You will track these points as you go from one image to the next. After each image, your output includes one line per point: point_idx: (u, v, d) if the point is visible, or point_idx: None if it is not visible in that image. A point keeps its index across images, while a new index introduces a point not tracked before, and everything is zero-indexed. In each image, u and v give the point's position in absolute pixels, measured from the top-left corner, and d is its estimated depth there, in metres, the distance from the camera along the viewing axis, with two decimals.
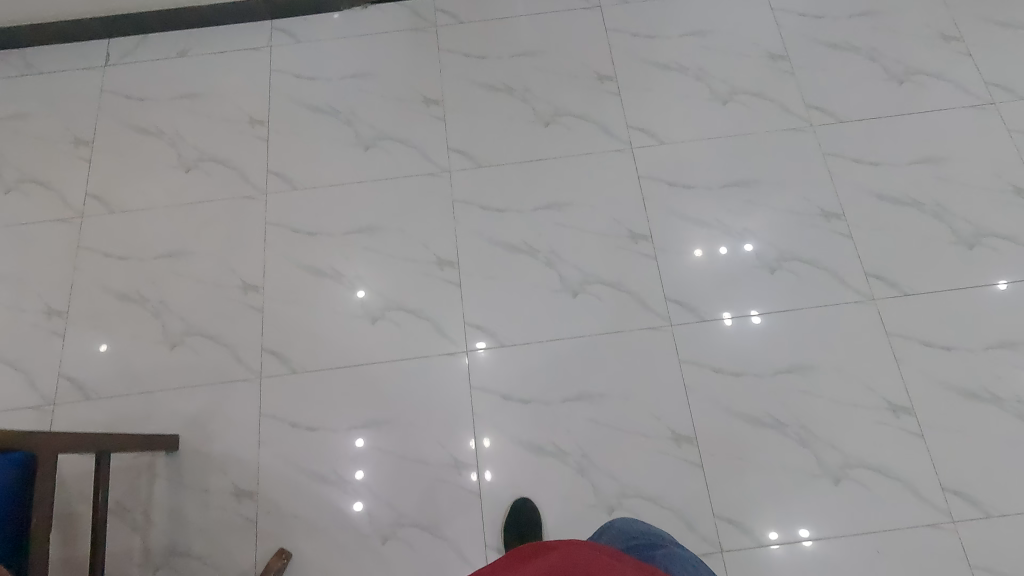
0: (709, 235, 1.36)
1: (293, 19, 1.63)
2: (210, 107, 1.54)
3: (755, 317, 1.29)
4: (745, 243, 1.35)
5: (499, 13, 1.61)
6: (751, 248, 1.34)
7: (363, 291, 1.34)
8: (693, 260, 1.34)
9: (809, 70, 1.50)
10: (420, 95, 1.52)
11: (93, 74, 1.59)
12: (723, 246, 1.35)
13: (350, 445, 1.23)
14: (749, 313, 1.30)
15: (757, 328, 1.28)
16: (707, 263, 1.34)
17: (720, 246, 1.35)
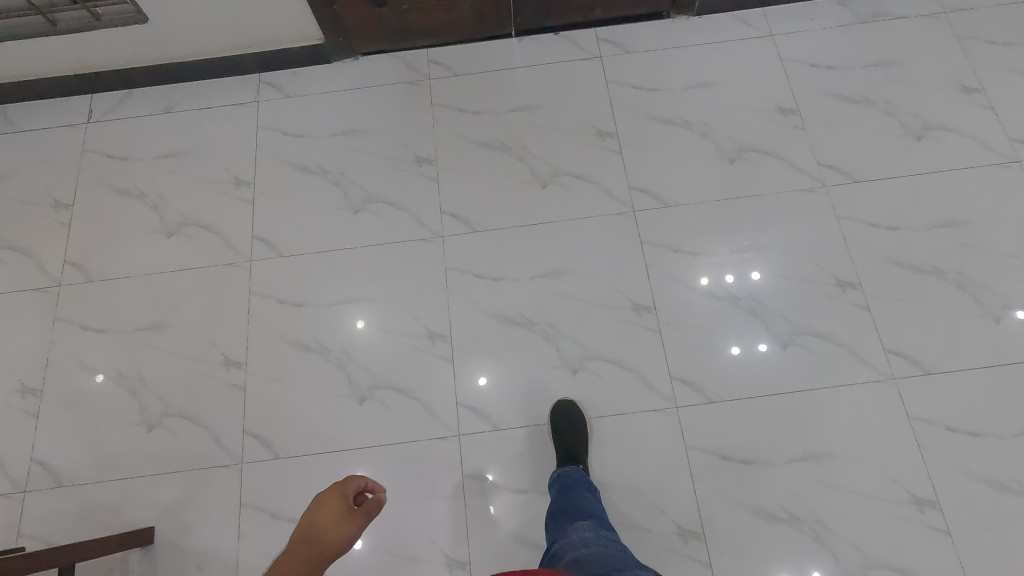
0: (714, 263, 1.31)
1: (282, 72, 1.57)
2: (193, 167, 1.48)
3: (762, 347, 1.24)
4: (752, 270, 1.31)
5: (496, 64, 1.54)
6: (758, 275, 1.29)
7: (361, 322, 1.31)
8: (699, 290, 1.29)
9: (821, 124, 1.42)
10: (412, 153, 1.46)
11: (75, 132, 1.53)
12: (729, 274, 1.30)
13: None
14: (757, 344, 1.25)
15: (764, 358, 1.24)
16: (714, 294, 1.29)
17: (727, 274, 1.30)
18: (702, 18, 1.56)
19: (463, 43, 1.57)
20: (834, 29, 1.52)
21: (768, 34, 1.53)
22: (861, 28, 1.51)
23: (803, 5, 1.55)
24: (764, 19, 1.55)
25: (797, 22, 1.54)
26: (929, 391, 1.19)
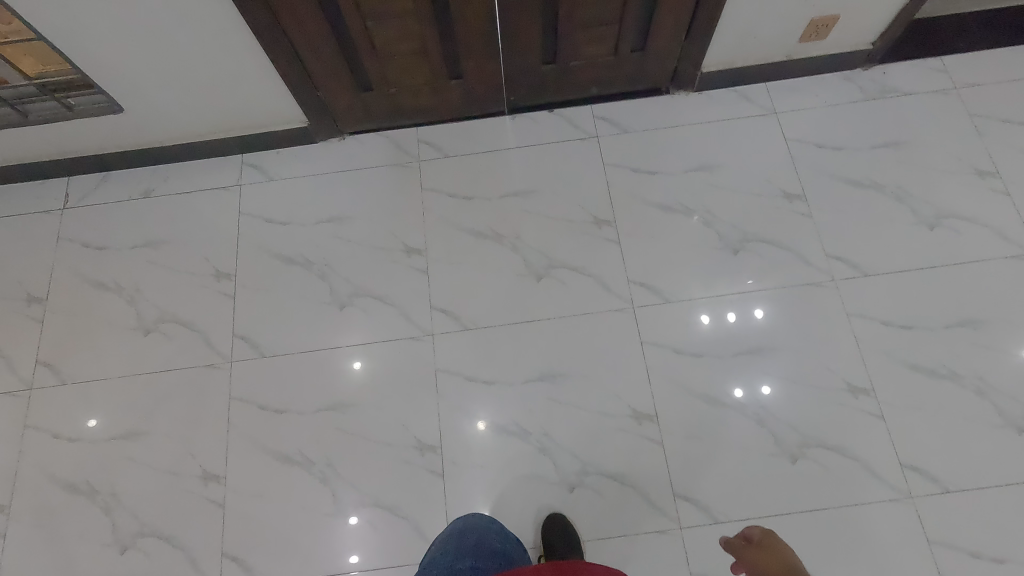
0: (716, 302, 1.29)
1: (266, 153, 1.51)
2: (172, 257, 1.42)
3: (766, 389, 1.22)
4: (755, 309, 1.29)
5: (488, 145, 1.48)
6: (762, 314, 1.28)
7: (359, 363, 1.29)
8: (701, 329, 1.27)
9: (828, 211, 1.36)
10: (401, 242, 1.40)
11: (49, 219, 1.47)
12: (732, 312, 1.28)
13: (344, 527, 1.19)
14: (760, 385, 1.23)
15: (768, 401, 1.22)
16: (716, 334, 1.27)
17: (729, 312, 1.29)
18: (703, 94, 1.50)
19: (454, 122, 1.51)
20: (840, 107, 1.46)
21: (771, 111, 1.47)
22: (868, 107, 1.45)
23: (808, 80, 1.49)
24: (767, 95, 1.49)
25: (802, 99, 1.48)
26: (948, 512, 1.12)
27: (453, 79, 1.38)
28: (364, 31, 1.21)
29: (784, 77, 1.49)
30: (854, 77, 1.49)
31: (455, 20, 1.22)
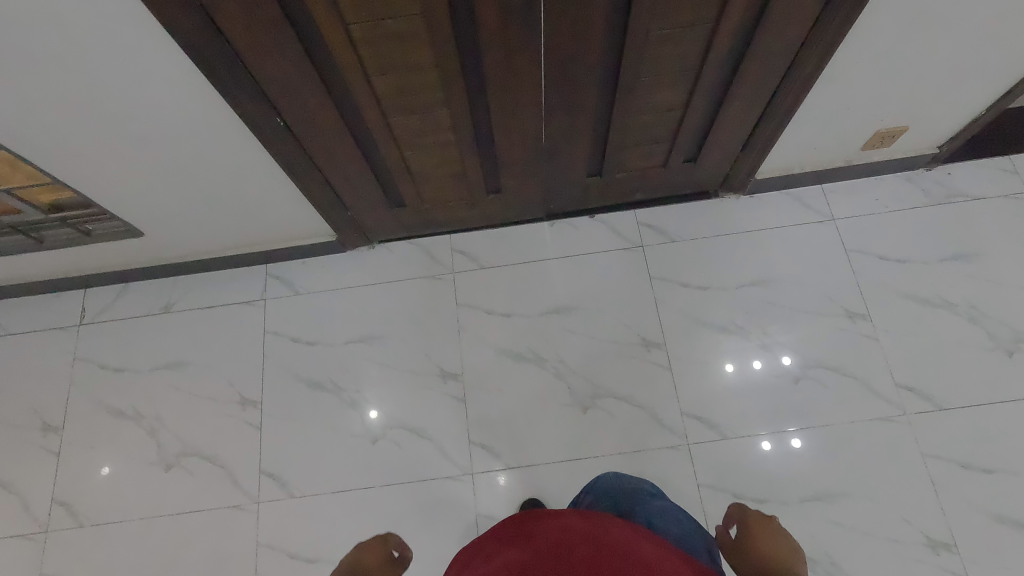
0: (740, 349, 1.28)
1: (292, 263, 1.43)
2: (194, 381, 1.34)
3: (795, 443, 1.20)
4: (782, 355, 1.27)
5: (526, 254, 1.40)
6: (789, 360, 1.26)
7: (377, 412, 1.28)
8: (727, 382, 1.25)
9: (896, 334, 1.26)
10: (437, 366, 1.31)
11: (65, 336, 1.40)
12: (758, 360, 1.26)
13: None
14: (790, 440, 1.20)
15: (799, 458, 1.19)
16: (743, 389, 1.25)
17: (754, 360, 1.27)
18: (754, 197, 1.41)
19: (489, 228, 1.43)
20: (903, 212, 1.36)
21: (829, 217, 1.37)
22: (934, 213, 1.36)
23: (866, 182, 1.40)
24: (823, 199, 1.39)
25: (862, 203, 1.38)
26: None
27: (491, 194, 1.29)
28: (401, 162, 1.13)
29: (841, 179, 1.40)
30: (917, 178, 1.39)
31: (498, 149, 1.13)
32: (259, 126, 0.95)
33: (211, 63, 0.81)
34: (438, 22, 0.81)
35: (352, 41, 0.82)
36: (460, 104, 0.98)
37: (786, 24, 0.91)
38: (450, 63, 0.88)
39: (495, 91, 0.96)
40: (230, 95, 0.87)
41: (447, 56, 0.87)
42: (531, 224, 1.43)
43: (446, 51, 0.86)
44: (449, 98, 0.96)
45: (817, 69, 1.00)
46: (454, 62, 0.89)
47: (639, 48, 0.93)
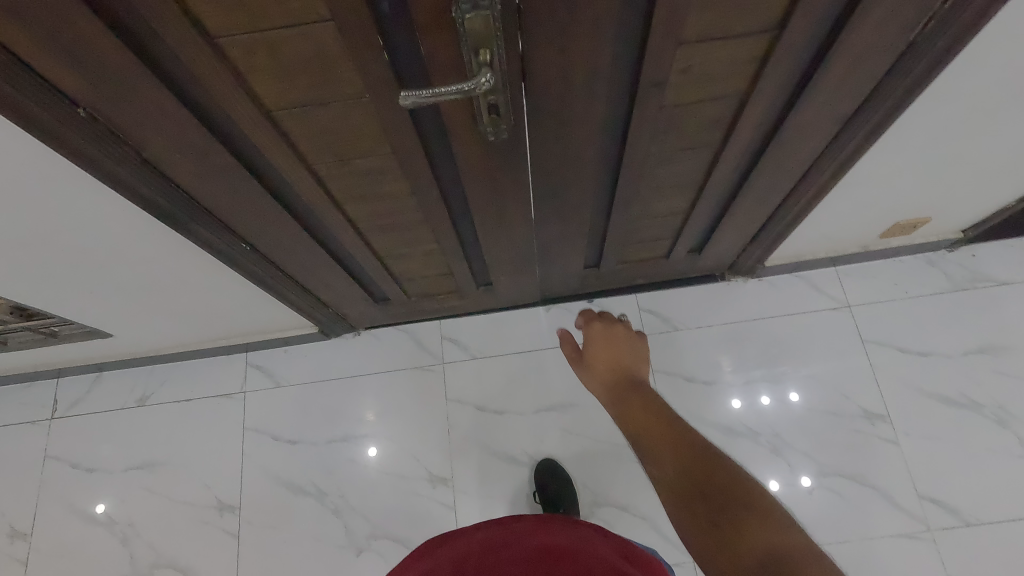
0: (746, 385, 1.24)
1: (274, 351, 1.36)
2: (170, 483, 1.27)
3: (805, 480, 1.17)
4: (790, 392, 1.23)
5: (521, 343, 1.32)
6: (796, 397, 1.22)
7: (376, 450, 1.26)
8: (731, 417, 1.22)
9: (918, 437, 1.17)
10: (426, 469, 1.24)
11: (36, 431, 1.33)
12: (765, 396, 1.23)
13: None
14: (801, 480, 1.17)
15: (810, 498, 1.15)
16: (745, 423, 1.21)
17: (762, 395, 1.23)
18: (763, 280, 1.32)
19: (482, 313, 1.35)
20: (924, 298, 1.27)
21: (845, 303, 1.28)
22: (959, 299, 1.26)
23: (884, 263, 1.31)
24: (838, 283, 1.30)
25: (880, 288, 1.29)
26: None
27: (481, 288, 1.21)
28: (382, 269, 1.04)
29: (856, 261, 1.31)
30: (939, 260, 1.29)
31: (486, 256, 1.04)
32: (221, 251, 0.87)
33: (161, 206, 0.72)
34: (410, 159, 0.72)
35: (316, 175, 0.74)
36: (442, 222, 0.89)
37: (803, 144, 0.81)
38: (427, 191, 0.80)
39: (478, 213, 0.87)
40: (187, 229, 0.79)
41: (423, 185, 0.78)
42: (526, 309, 1.35)
43: (422, 181, 0.77)
44: (430, 217, 0.88)
45: (830, 180, 0.91)
46: (432, 190, 0.80)
47: (637, 175, 0.83)
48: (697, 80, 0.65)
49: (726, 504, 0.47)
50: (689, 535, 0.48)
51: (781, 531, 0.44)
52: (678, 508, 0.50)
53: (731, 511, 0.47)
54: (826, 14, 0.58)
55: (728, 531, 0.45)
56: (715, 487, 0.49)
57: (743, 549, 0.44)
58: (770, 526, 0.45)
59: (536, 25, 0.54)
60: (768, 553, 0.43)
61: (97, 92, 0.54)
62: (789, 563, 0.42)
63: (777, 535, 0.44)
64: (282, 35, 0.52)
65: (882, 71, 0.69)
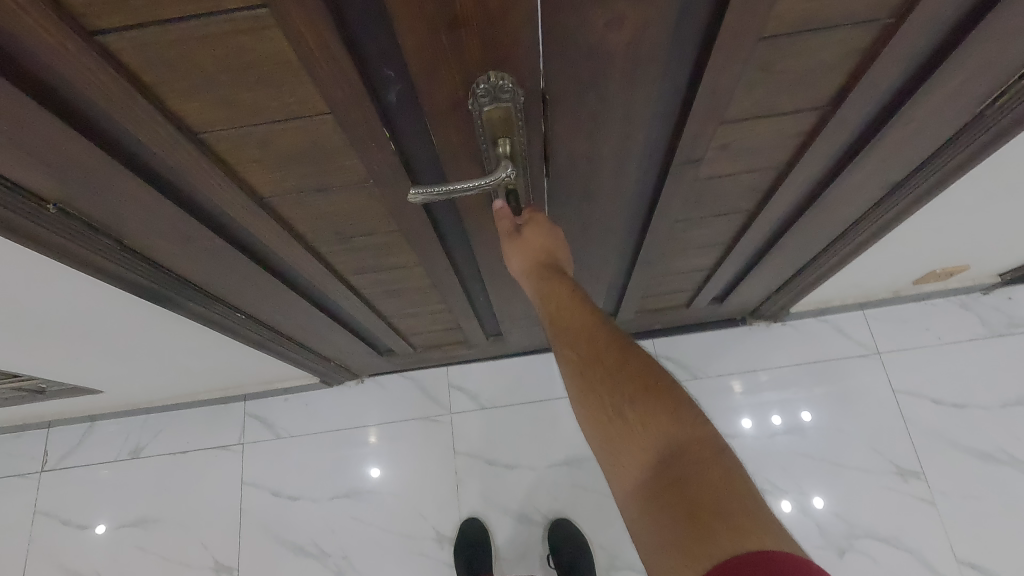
0: (755, 403, 1.21)
1: (274, 400, 1.30)
2: (166, 542, 1.21)
3: (817, 501, 1.13)
4: (802, 411, 1.20)
5: (533, 392, 1.27)
6: (808, 417, 1.19)
7: (377, 471, 1.23)
8: (741, 434, 1.18)
9: (955, 496, 1.11)
10: (434, 528, 1.18)
11: (23, 486, 1.26)
12: (776, 415, 1.19)
13: None
14: (811, 500, 1.13)
15: (821, 518, 1.12)
16: (759, 444, 1.18)
17: (773, 415, 1.20)
18: (787, 325, 1.27)
19: (491, 359, 1.30)
20: (957, 345, 1.21)
21: (874, 350, 1.23)
22: (994, 346, 1.20)
23: (914, 307, 1.25)
24: (866, 327, 1.25)
25: (910, 334, 1.23)
26: None
27: (491, 339, 1.15)
28: (387, 327, 0.98)
29: (883, 304, 1.26)
30: (972, 304, 1.24)
31: (497, 314, 0.98)
32: (213, 322, 0.81)
33: (145, 285, 0.66)
34: (418, 234, 0.66)
35: (314, 250, 0.68)
36: (451, 287, 0.84)
37: (843, 208, 0.75)
38: (436, 261, 0.74)
39: (490, 278, 0.82)
40: (176, 304, 0.73)
41: (432, 256, 0.73)
42: (537, 355, 1.30)
43: (431, 253, 0.72)
44: (438, 283, 0.82)
45: (867, 239, 0.86)
46: (442, 260, 0.74)
47: (663, 242, 0.78)
48: (735, 155, 0.59)
49: (640, 402, 0.46)
50: (597, 430, 0.47)
51: (689, 426, 0.45)
52: (592, 408, 0.48)
53: (645, 410, 0.46)
54: (887, 91, 0.52)
55: (639, 427, 0.45)
56: (628, 385, 0.47)
57: (651, 445, 0.44)
58: (680, 420, 0.45)
59: (563, 115, 0.48)
60: (676, 447, 0.44)
61: (68, 188, 0.48)
62: (697, 457, 0.43)
63: (686, 430, 0.44)
64: (275, 128, 0.46)
65: (938, 141, 0.62)
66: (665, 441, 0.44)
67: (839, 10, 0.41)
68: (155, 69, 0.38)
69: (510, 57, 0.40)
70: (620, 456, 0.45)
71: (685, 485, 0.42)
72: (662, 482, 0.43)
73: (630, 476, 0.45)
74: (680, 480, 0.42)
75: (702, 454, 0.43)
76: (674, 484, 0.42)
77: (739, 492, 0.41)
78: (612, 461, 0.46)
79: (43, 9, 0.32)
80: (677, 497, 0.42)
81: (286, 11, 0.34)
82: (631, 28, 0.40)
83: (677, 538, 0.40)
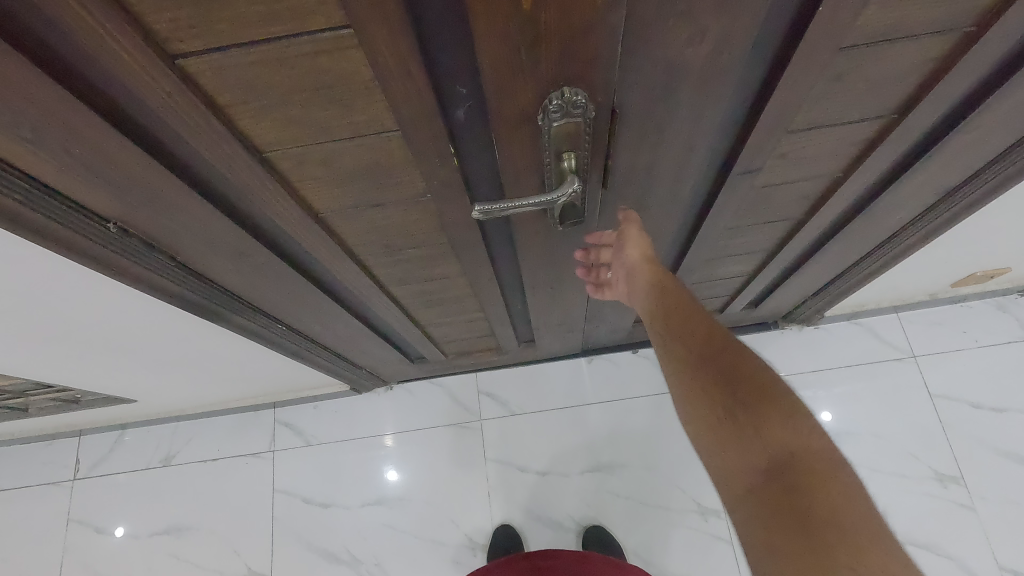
0: None
1: (303, 407, 1.31)
2: (199, 549, 1.22)
3: None
4: (822, 411, 1.19)
5: (563, 398, 1.26)
6: (829, 417, 1.18)
7: (395, 473, 1.23)
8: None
9: (996, 501, 1.09)
10: (466, 535, 1.18)
11: (56, 493, 1.27)
12: None
13: None
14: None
15: None
16: None
17: None
18: (820, 328, 1.26)
19: (519, 365, 1.30)
20: (995, 347, 1.19)
21: (909, 353, 1.21)
22: None
23: (950, 309, 1.24)
24: (900, 330, 1.23)
25: (946, 337, 1.21)
26: None
27: (523, 344, 1.14)
28: (423, 335, 0.98)
29: (917, 307, 1.24)
30: (1010, 305, 1.22)
31: (533, 323, 0.98)
32: (255, 333, 0.81)
33: (194, 299, 0.66)
34: (466, 246, 0.66)
35: (361, 262, 0.68)
36: (491, 296, 0.83)
37: (893, 214, 0.74)
38: (481, 271, 0.73)
39: (531, 288, 0.81)
40: (222, 317, 0.73)
41: (476, 267, 0.72)
42: (567, 360, 1.30)
43: (476, 264, 0.71)
44: (479, 293, 0.81)
45: (912, 244, 0.84)
46: (486, 270, 0.74)
47: (707, 250, 0.77)
48: (792, 165, 0.58)
49: (758, 410, 0.44)
50: (711, 435, 0.46)
51: (809, 438, 0.43)
52: (703, 415, 0.47)
53: (763, 417, 0.44)
54: (957, 98, 0.51)
55: (756, 437, 0.44)
56: (746, 392, 0.46)
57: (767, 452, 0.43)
58: (800, 431, 0.43)
59: (630, 129, 0.47)
60: (797, 456, 0.42)
61: (132, 209, 0.47)
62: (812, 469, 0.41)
63: (807, 442, 0.42)
64: (342, 145, 0.46)
65: (998, 148, 0.61)
66: (787, 458, 0.42)
67: (923, 19, 0.40)
68: (231, 91, 0.38)
69: (586, 74, 0.40)
70: (732, 464, 0.45)
71: (799, 493, 0.41)
72: (763, 480, 0.43)
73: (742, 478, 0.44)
74: (794, 492, 0.41)
75: (818, 465, 0.41)
76: (774, 483, 0.42)
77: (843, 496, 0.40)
78: (722, 462, 0.45)
79: (132, 35, 0.31)
80: (790, 504, 0.41)
81: (369, 33, 0.34)
82: (710, 41, 0.39)
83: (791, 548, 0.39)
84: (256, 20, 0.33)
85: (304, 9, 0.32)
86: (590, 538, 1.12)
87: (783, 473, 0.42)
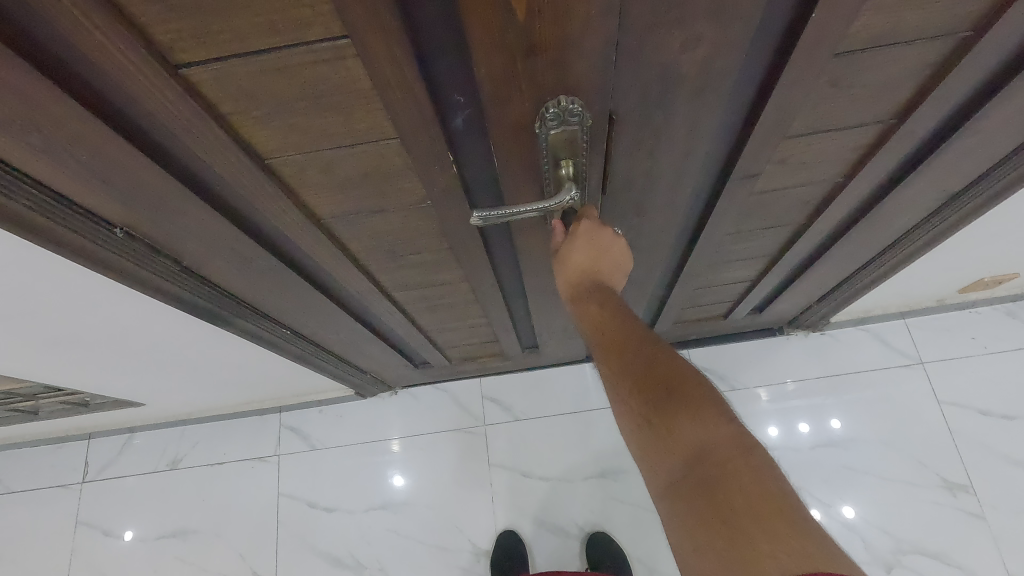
0: (782, 411, 1.19)
1: (309, 411, 1.32)
2: (203, 553, 1.22)
3: (844, 509, 1.11)
4: (831, 419, 1.18)
5: (567, 403, 1.26)
6: (837, 425, 1.17)
7: (401, 480, 1.24)
8: (770, 445, 1.16)
9: (1007, 510, 1.07)
10: (469, 541, 1.18)
11: (66, 495, 1.28)
12: (804, 423, 1.18)
13: None
14: (842, 511, 1.12)
15: (847, 526, 1.10)
16: (788, 452, 1.16)
17: (800, 423, 1.18)
18: (825, 334, 1.25)
19: (523, 370, 1.31)
20: (1006, 354, 1.18)
21: (917, 359, 1.20)
22: None
23: (958, 316, 1.23)
24: (908, 336, 1.22)
25: (955, 343, 1.20)
26: None
27: (526, 350, 1.15)
28: (426, 340, 0.99)
29: (925, 313, 1.23)
30: (1019, 311, 1.21)
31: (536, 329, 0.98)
32: (259, 337, 0.81)
33: (199, 304, 0.67)
34: (467, 252, 0.66)
35: (363, 268, 0.69)
36: (494, 302, 0.83)
37: (896, 219, 0.73)
38: (483, 278, 0.74)
39: (534, 295, 0.81)
40: (226, 321, 0.73)
41: (479, 274, 0.72)
42: (571, 365, 1.30)
43: (479, 271, 0.71)
44: (481, 299, 0.82)
45: (918, 249, 0.84)
46: (488, 276, 0.74)
47: (708, 256, 0.77)
48: (791, 170, 0.59)
49: (664, 410, 0.42)
50: (631, 440, 0.45)
51: (718, 432, 0.40)
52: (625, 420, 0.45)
53: (670, 416, 0.42)
54: (956, 104, 0.51)
55: (665, 438, 0.42)
56: (661, 394, 0.43)
57: (677, 451, 0.41)
58: (706, 427, 0.41)
59: (626, 135, 0.47)
60: (705, 453, 0.40)
61: (138, 214, 0.48)
62: (718, 461, 0.39)
63: (714, 433, 0.40)
64: (342, 152, 0.46)
65: (1001, 152, 0.61)
66: (706, 454, 0.40)
67: (920, 22, 0.40)
68: (233, 99, 0.39)
69: (581, 82, 0.40)
70: (651, 469, 0.43)
71: (713, 491, 0.38)
72: (687, 478, 0.40)
73: (659, 480, 0.42)
74: (714, 491, 0.39)
75: (735, 464, 0.39)
76: (699, 479, 0.40)
77: (768, 490, 0.38)
78: (643, 469, 0.44)
79: (137, 45, 0.32)
80: (710, 507, 0.38)
81: (367, 43, 0.34)
82: (705, 47, 0.39)
83: (704, 550, 0.38)
84: (257, 30, 0.33)
85: (301, 20, 0.33)
86: (592, 546, 1.12)
87: (705, 468, 0.39)
